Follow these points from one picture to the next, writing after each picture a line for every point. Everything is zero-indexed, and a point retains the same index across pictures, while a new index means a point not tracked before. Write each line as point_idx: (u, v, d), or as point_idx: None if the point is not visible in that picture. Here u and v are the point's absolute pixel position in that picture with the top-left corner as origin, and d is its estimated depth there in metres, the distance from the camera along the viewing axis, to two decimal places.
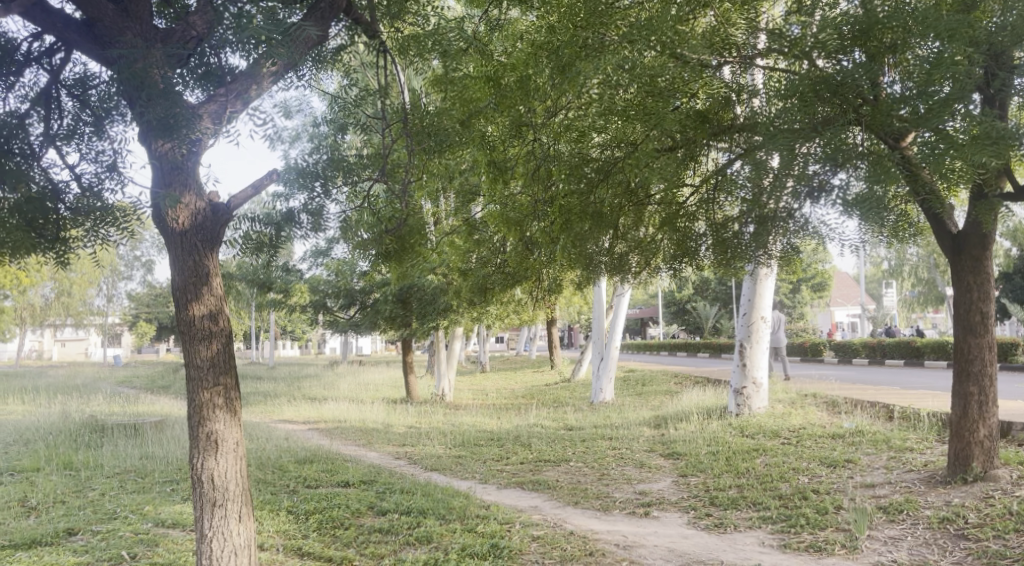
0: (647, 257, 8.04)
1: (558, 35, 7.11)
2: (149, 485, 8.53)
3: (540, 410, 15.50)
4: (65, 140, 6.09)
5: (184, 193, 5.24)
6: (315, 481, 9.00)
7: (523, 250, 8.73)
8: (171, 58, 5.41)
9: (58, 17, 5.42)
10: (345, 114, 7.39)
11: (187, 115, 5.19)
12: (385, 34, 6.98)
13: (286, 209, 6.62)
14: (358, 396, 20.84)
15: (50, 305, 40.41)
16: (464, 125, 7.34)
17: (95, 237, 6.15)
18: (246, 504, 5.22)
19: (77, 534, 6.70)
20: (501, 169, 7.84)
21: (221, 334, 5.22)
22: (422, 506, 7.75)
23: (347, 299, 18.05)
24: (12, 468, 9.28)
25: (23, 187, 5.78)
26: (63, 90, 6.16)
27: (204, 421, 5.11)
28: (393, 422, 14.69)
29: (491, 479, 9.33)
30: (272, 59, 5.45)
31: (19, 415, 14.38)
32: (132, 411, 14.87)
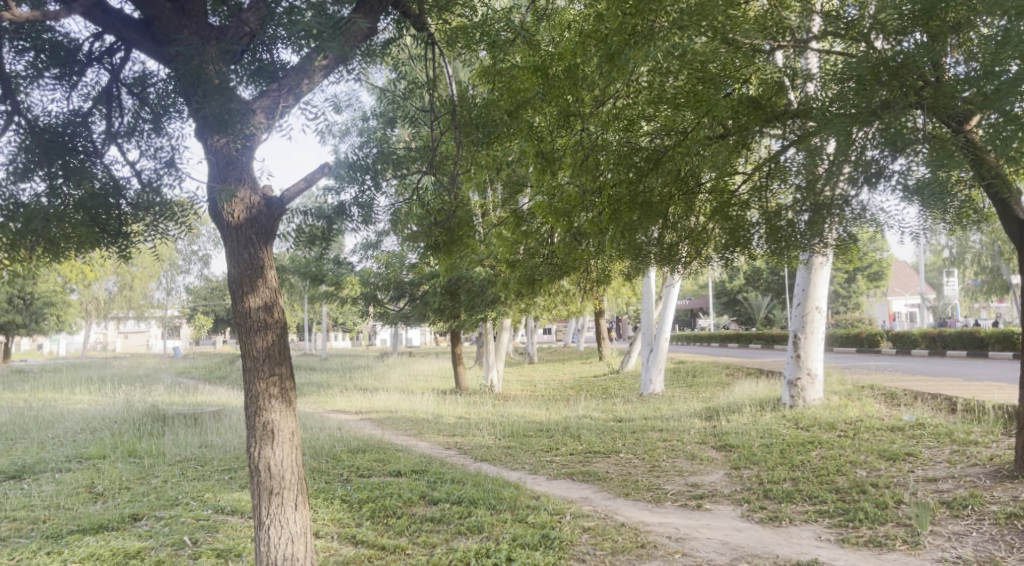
0: (699, 247, 8.00)
1: (607, 24, 7.04)
2: (209, 472, 8.74)
3: (590, 401, 15.46)
4: (126, 138, 6.25)
5: (239, 186, 5.33)
6: (367, 470, 9.12)
7: (570, 241, 8.68)
8: (226, 55, 5.49)
9: (117, 17, 5.53)
10: (395, 107, 7.54)
11: (241, 111, 5.26)
12: (431, 25, 6.90)
13: (337, 203, 6.69)
14: (407, 387, 21.05)
15: (113, 298, 41.69)
16: (512, 116, 7.23)
17: (155, 231, 6.31)
18: (302, 493, 5.31)
19: (142, 519, 6.90)
20: (548, 159, 7.55)
21: (277, 325, 5.31)
22: (473, 496, 7.79)
23: (396, 291, 18.23)
24: (80, 455, 9.59)
25: (86, 184, 6.00)
26: (123, 89, 6.28)
27: (261, 411, 5.21)
28: (443, 412, 14.80)
29: (541, 470, 9.34)
30: (322, 50, 5.47)
31: (84, 405, 14.88)
32: (191, 401, 15.25)
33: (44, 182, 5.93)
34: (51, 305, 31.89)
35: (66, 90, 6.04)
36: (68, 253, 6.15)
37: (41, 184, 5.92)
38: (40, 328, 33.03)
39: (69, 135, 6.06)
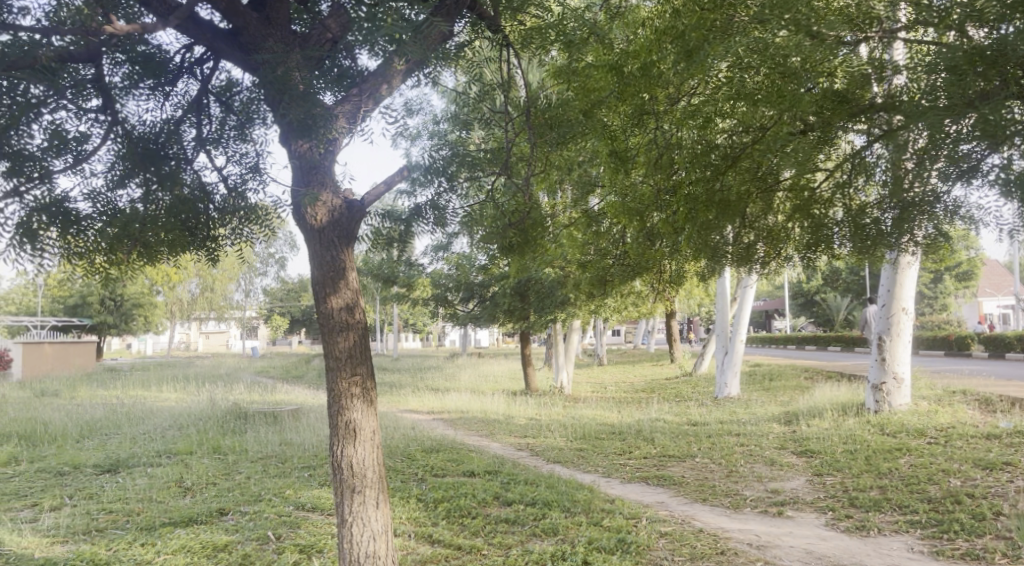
0: (778, 246, 7.83)
1: (683, 19, 6.98)
2: (289, 470, 8.94)
3: (662, 404, 15.28)
4: (214, 144, 6.42)
5: (322, 190, 5.45)
6: (442, 470, 9.20)
7: (644, 241, 8.56)
8: (309, 60, 5.64)
9: (207, 28, 5.73)
10: (470, 110, 7.71)
11: (325, 116, 5.41)
12: (505, 28, 6.94)
13: (412, 205, 6.78)
14: (478, 388, 21.18)
15: (195, 300, 43.13)
16: (587, 116, 7.35)
17: (237, 234, 6.59)
18: (383, 491, 5.38)
19: (228, 513, 7.11)
20: (622, 158, 7.61)
21: (358, 326, 5.40)
22: (547, 498, 7.77)
23: (466, 292, 18.35)
24: (168, 450, 9.95)
25: (178, 190, 6.21)
26: (211, 97, 6.50)
27: (343, 410, 5.31)
28: (514, 413, 14.82)
29: (615, 473, 9.27)
30: (402, 55, 5.56)
31: (171, 402, 15.43)
32: (270, 400, 15.65)
33: (140, 189, 6.17)
34: (139, 307, 33.24)
35: (160, 100, 6.28)
36: (160, 256, 6.41)
37: (136, 190, 6.15)
38: (128, 329, 34.43)
39: (163, 143, 6.25)
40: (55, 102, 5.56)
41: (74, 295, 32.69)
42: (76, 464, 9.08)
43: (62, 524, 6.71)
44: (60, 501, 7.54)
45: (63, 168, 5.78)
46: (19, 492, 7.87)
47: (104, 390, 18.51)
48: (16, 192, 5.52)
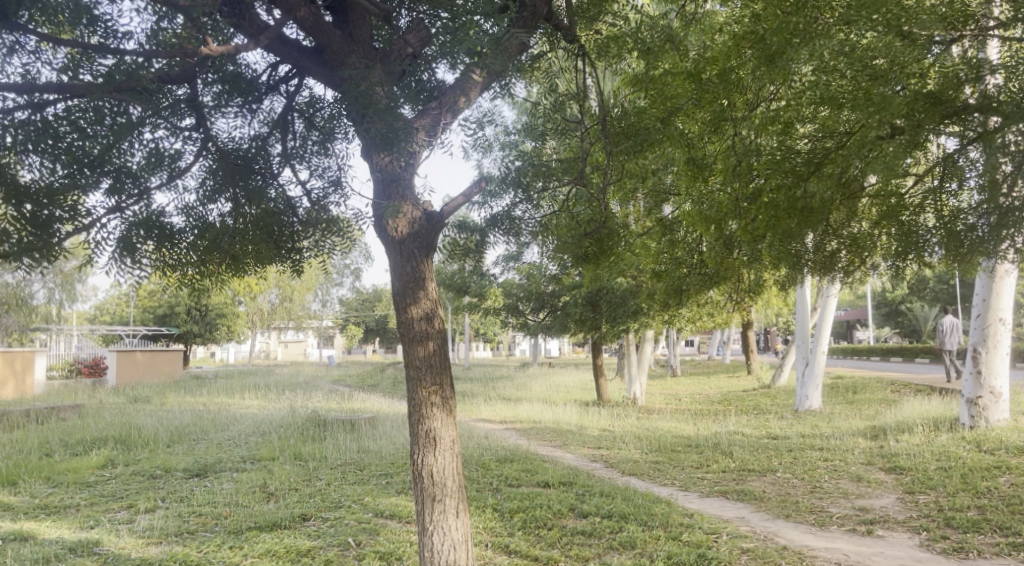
0: (862, 254, 7.61)
1: (763, 23, 6.78)
2: (367, 477, 9.07)
3: (741, 417, 14.94)
4: (298, 159, 6.64)
5: (403, 203, 5.53)
6: (516, 480, 9.19)
7: (722, 251, 8.47)
8: (390, 76, 5.72)
9: (293, 46, 5.87)
10: (544, 119, 7.49)
11: (406, 129, 5.46)
12: (581, 37, 7.02)
13: (489, 215, 6.86)
14: (550, 398, 21.12)
15: (275, 310, 44.31)
16: (664, 124, 7.16)
17: (318, 246, 6.74)
18: (463, 500, 5.40)
19: (310, 519, 7.25)
20: (700, 167, 7.57)
21: (437, 334, 5.46)
22: (624, 510, 7.67)
23: (538, 302, 18.32)
24: (252, 456, 10.21)
25: (264, 203, 6.40)
26: (295, 114, 6.67)
27: (424, 419, 5.36)
28: (587, 424, 14.71)
29: (692, 486, 9.10)
30: (481, 66, 5.56)
31: (254, 409, 15.86)
32: (347, 409, 15.91)
33: (230, 204, 6.40)
34: (222, 317, 34.37)
35: (247, 116, 6.48)
36: (247, 268, 6.63)
37: (226, 205, 6.40)
38: (213, 338, 35.62)
39: (251, 159, 6.45)
40: (152, 122, 5.80)
41: (163, 305, 34.03)
42: (167, 468, 9.40)
43: (156, 526, 6.94)
44: (154, 503, 7.82)
45: (159, 185, 6.02)
46: (115, 494, 8.19)
47: (192, 397, 19.16)
48: (118, 209, 5.78)
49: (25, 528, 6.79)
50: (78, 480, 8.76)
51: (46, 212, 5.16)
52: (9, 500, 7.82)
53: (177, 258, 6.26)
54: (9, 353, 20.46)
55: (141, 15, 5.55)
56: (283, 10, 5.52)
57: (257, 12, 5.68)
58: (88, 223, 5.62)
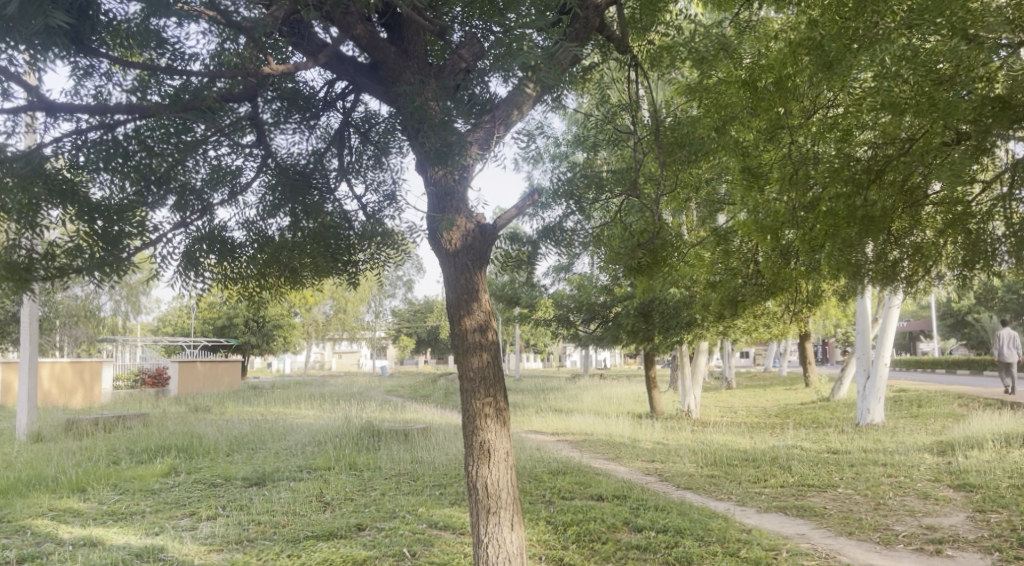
0: (926, 263, 7.39)
1: (821, 29, 6.53)
2: (421, 487, 9.11)
3: (799, 431, 14.61)
4: (355, 174, 6.74)
5: (457, 216, 5.56)
6: (569, 493, 9.11)
7: (778, 261, 8.32)
8: (444, 90, 5.76)
9: (350, 62, 5.98)
10: (597, 131, 7.55)
11: (460, 143, 5.52)
12: (635, 48, 7.07)
13: (541, 226, 6.82)
14: (602, 410, 20.96)
15: (329, 321, 44.87)
16: (719, 132, 7.14)
17: (373, 259, 6.80)
18: (517, 513, 5.37)
19: (365, 529, 7.30)
20: (755, 175, 7.43)
21: (491, 346, 5.47)
22: (680, 525, 7.54)
23: (588, 314, 18.11)
24: (308, 465, 10.35)
25: (322, 217, 6.51)
26: (352, 130, 6.79)
27: (478, 431, 5.36)
28: (640, 437, 14.55)
29: (750, 501, 8.91)
30: (534, 80, 5.49)
31: (310, 419, 16.06)
32: (401, 419, 16.01)
33: (289, 219, 6.53)
34: (279, 328, 34.97)
35: (306, 132, 6.61)
36: (304, 281, 6.75)
37: (285, 220, 6.53)
38: (270, 349, 36.30)
39: (308, 174, 6.54)
40: (216, 140, 5.95)
41: (222, 316, 34.83)
42: (226, 476, 9.58)
43: (217, 533, 7.07)
44: (215, 511, 7.97)
45: (221, 201, 6.16)
46: (178, 501, 8.37)
47: (250, 407, 19.51)
48: (183, 224, 5.96)
49: (93, 533, 6.97)
50: (143, 487, 8.98)
51: (117, 228, 5.43)
52: (79, 506, 8.05)
53: (239, 272, 6.41)
54: (78, 363, 21.16)
55: (206, 37, 5.70)
56: (340, 28, 5.55)
57: (316, 31, 5.76)
58: (155, 239, 5.80)
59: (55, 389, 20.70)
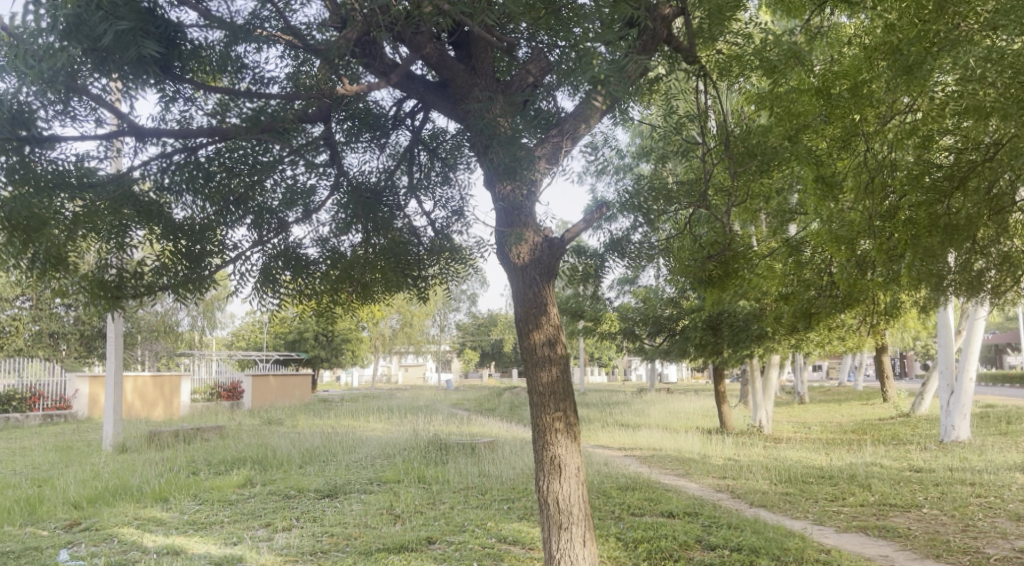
0: (1015, 272, 7.12)
1: (898, 34, 6.40)
2: (489, 502, 9.10)
3: (879, 448, 14.11)
4: (424, 191, 6.87)
5: (525, 230, 5.59)
6: (639, 509, 8.97)
7: (855, 271, 8.09)
8: (513, 106, 5.78)
9: (419, 82, 6.08)
10: (665, 142, 7.50)
11: (529, 158, 5.47)
12: (702, 58, 6.94)
13: (610, 237, 6.86)
14: (670, 425, 20.63)
15: (396, 334, 45.46)
16: (792, 141, 7.06)
17: (441, 273, 6.95)
18: (590, 529, 5.32)
19: (436, 542, 7.33)
20: (829, 184, 7.20)
21: (561, 360, 5.46)
22: (755, 544, 7.34)
23: (655, 327, 17.89)
24: (378, 478, 10.45)
25: (391, 233, 6.64)
26: (421, 147, 6.89)
27: (548, 445, 5.35)
28: (711, 453, 14.26)
29: (828, 520, 8.63)
30: (604, 93, 5.46)
31: (379, 432, 16.24)
32: (468, 432, 16.06)
33: (360, 235, 6.65)
34: (347, 341, 35.56)
35: (376, 151, 6.76)
36: (375, 296, 6.86)
37: (357, 236, 6.64)
38: (339, 362, 36.95)
39: (379, 192, 6.71)
40: (291, 159, 6.08)
41: (293, 331, 35.63)
42: (300, 488, 9.73)
43: (293, 544, 7.19)
44: (290, 522, 8.10)
45: (296, 219, 6.29)
46: (254, 513, 8.54)
47: (319, 420, 19.87)
48: (260, 242, 6.13)
49: (174, 542, 7.17)
50: (221, 498, 9.20)
51: (199, 246, 5.82)
52: (161, 515, 8.28)
53: (313, 288, 6.53)
54: (158, 377, 21.85)
55: (283, 60, 5.87)
56: (411, 48, 5.67)
57: (386, 51, 5.80)
58: (234, 256, 5.98)
59: (136, 401, 21.40)
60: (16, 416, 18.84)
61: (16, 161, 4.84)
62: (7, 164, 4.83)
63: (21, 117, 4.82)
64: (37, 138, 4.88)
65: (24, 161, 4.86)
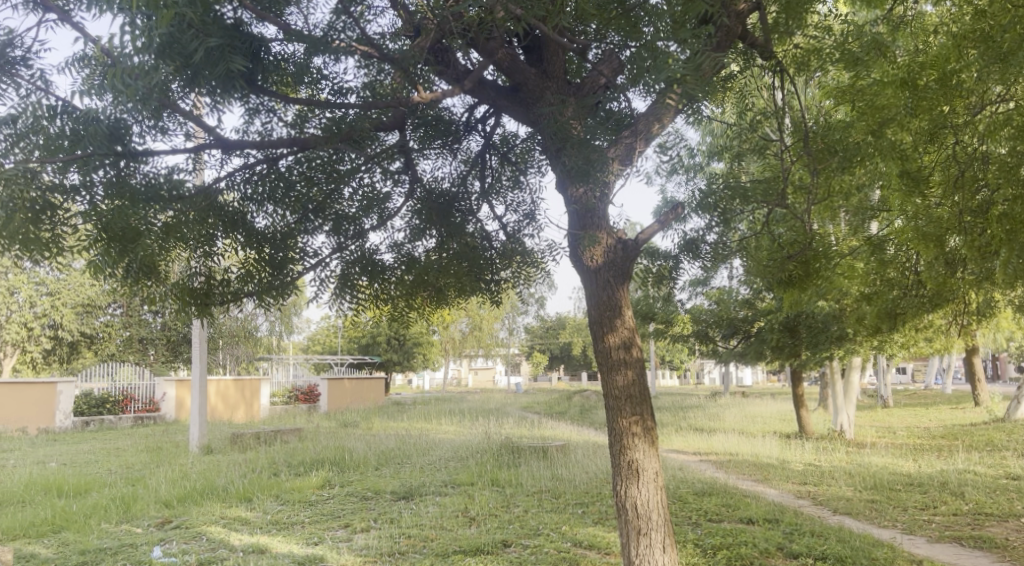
0: None
1: (989, 20, 6.14)
2: (563, 505, 9.06)
3: (971, 454, 13.50)
4: (496, 195, 6.88)
5: (598, 232, 5.54)
6: (717, 515, 8.78)
7: (944, 271, 7.75)
8: (584, 108, 5.74)
9: (491, 87, 6.11)
10: (741, 140, 7.36)
11: (602, 160, 5.40)
12: (779, 53, 6.75)
13: (685, 238, 6.74)
14: (746, 429, 20.21)
15: (466, 337, 45.91)
16: (877, 136, 6.68)
17: (513, 277, 6.95)
18: (669, 535, 5.23)
19: (511, 545, 7.32)
20: (916, 179, 6.91)
21: (637, 363, 5.40)
22: (841, 553, 7.11)
23: (729, 329, 17.55)
24: (453, 480, 10.53)
25: (464, 238, 6.67)
26: (493, 152, 6.91)
27: (625, 450, 5.28)
28: (790, 458, 13.89)
29: (918, 529, 8.30)
30: (679, 92, 5.33)
31: (451, 435, 16.36)
32: (540, 436, 16.02)
33: (435, 241, 6.69)
34: (418, 345, 36.04)
35: (448, 157, 6.80)
36: (449, 300, 6.90)
37: (431, 241, 6.68)
38: (412, 365, 37.48)
39: (453, 198, 6.75)
40: (367, 167, 6.19)
41: (366, 335, 36.30)
42: (377, 489, 9.87)
43: (371, 545, 7.28)
44: (368, 523, 8.21)
45: (373, 226, 6.37)
46: (334, 513, 8.69)
47: (394, 422, 20.12)
48: (339, 249, 6.23)
49: (259, 541, 7.35)
50: (302, 498, 9.41)
51: (281, 254, 5.91)
52: (246, 515, 8.51)
53: (387, 294, 6.59)
54: (240, 380, 22.51)
55: (360, 70, 5.93)
56: (483, 54, 5.71)
57: (458, 58, 5.85)
58: (314, 264, 6.09)
59: (220, 405, 22.04)
60: (109, 417, 19.62)
61: (113, 174, 5.09)
62: (106, 178, 5.08)
63: (117, 132, 5.03)
64: (132, 152, 5.09)
65: (120, 174, 5.11)
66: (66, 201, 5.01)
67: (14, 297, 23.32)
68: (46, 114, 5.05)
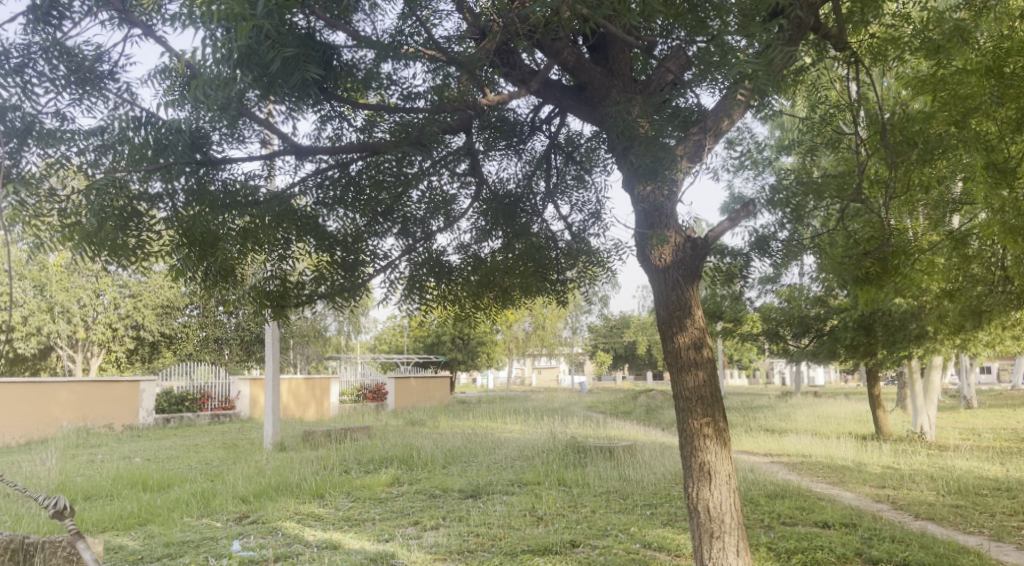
0: None
1: None
2: (631, 506, 8.97)
3: None
4: (561, 195, 6.85)
5: (666, 231, 5.46)
6: (791, 518, 8.56)
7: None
8: (651, 106, 5.64)
9: (556, 86, 6.10)
10: (813, 133, 7.14)
11: (671, 158, 5.33)
12: (853, 43, 6.52)
13: (757, 235, 6.48)
14: (819, 430, 19.70)
15: (529, 337, 46.02)
16: (960, 127, 6.53)
17: (578, 277, 6.91)
18: (742, 538, 5.13)
19: (580, 545, 7.28)
20: (1003, 170, 6.51)
21: (707, 364, 5.30)
22: (923, 559, 6.86)
23: (801, 327, 17.12)
24: (520, 479, 10.53)
25: (530, 238, 6.67)
26: (557, 151, 6.89)
27: (697, 452, 5.19)
28: (866, 460, 13.47)
29: (1005, 537, 7.94)
30: (749, 86, 5.18)
31: (517, 434, 16.38)
32: (607, 436, 15.90)
33: (501, 241, 6.70)
34: (482, 344, 36.27)
35: (513, 157, 6.79)
36: (515, 301, 6.89)
37: (498, 242, 6.69)
38: (477, 364, 37.74)
39: (518, 199, 6.75)
40: (434, 170, 6.24)
41: (432, 334, 36.71)
42: (445, 488, 9.92)
43: (441, 543, 7.33)
44: (437, 521, 8.27)
45: (440, 228, 6.42)
46: (403, 511, 8.78)
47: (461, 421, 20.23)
48: (408, 250, 6.29)
49: (332, 537, 7.48)
50: (372, 495, 9.53)
51: (353, 257, 6.00)
52: (319, 511, 8.68)
53: (454, 294, 6.64)
54: (310, 379, 22.99)
55: (428, 74, 5.91)
56: (548, 55, 5.76)
57: (522, 59, 5.88)
58: (384, 265, 6.16)
59: (292, 403, 22.48)
60: (188, 415, 20.28)
61: (194, 182, 5.27)
62: (186, 186, 5.27)
63: (197, 141, 5.20)
64: (211, 160, 5.25)
65: (201, 182, 5.29)
66: (150, 208, 5.25)
67: (99, 299, 24.33)
68: (132, 125, 5.17)
